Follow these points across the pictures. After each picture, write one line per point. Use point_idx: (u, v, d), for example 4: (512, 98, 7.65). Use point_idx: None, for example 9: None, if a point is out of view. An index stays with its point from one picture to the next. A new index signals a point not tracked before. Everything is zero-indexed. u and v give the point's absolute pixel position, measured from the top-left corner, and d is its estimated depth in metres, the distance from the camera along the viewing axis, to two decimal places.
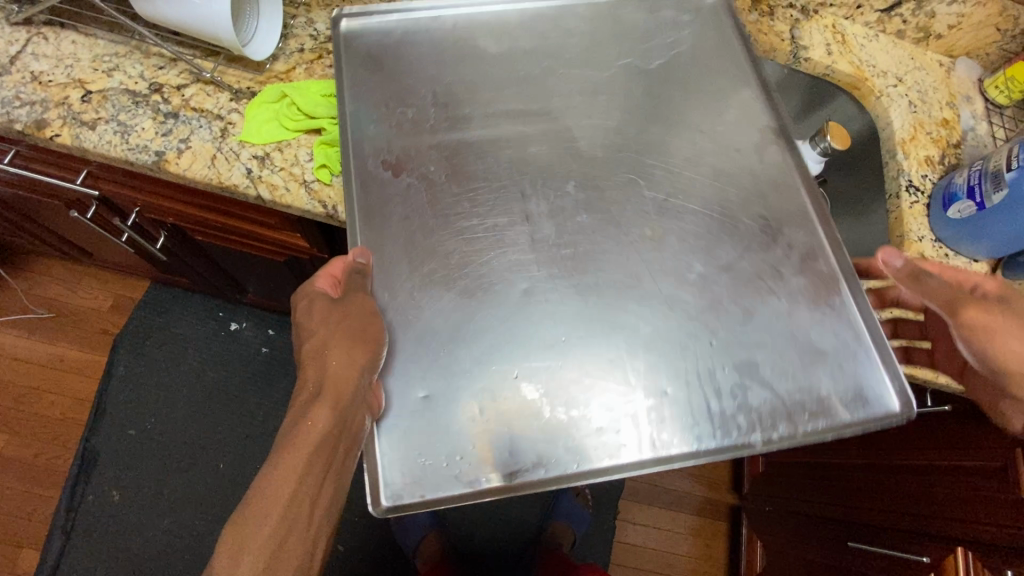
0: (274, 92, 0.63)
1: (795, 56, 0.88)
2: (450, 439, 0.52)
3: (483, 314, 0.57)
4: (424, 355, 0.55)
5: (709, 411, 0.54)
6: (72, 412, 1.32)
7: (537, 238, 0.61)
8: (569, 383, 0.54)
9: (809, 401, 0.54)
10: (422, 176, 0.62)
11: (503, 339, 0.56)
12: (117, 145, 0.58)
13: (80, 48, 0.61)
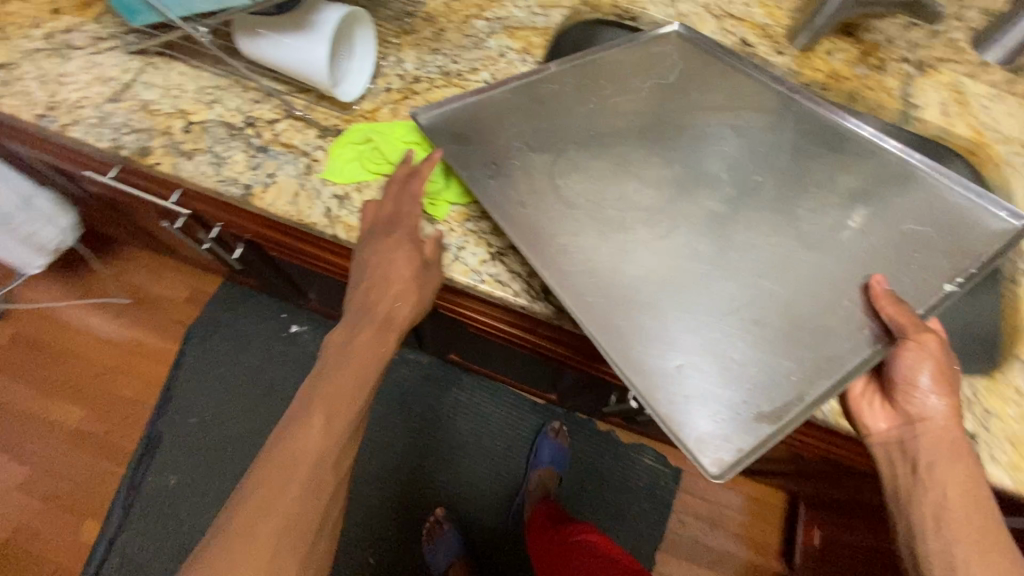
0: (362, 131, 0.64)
1: (905, 116, 0.79)
2: (694, 358, 0.55)
3: (656, 266, 0.59)
4: (617, 313, 0.56)
5: (856, 292, 0.59)
6: (143, 395, 1.40)
7: (593, 165, 0.65)
8: (759, 294, 0.59)
9: (944, 245, 0.62)
10: (497, 115, 0.66)
11: (686, 269, 0.60)
12: (210, 176, 0.61)
13: (186, 79, 0.65)
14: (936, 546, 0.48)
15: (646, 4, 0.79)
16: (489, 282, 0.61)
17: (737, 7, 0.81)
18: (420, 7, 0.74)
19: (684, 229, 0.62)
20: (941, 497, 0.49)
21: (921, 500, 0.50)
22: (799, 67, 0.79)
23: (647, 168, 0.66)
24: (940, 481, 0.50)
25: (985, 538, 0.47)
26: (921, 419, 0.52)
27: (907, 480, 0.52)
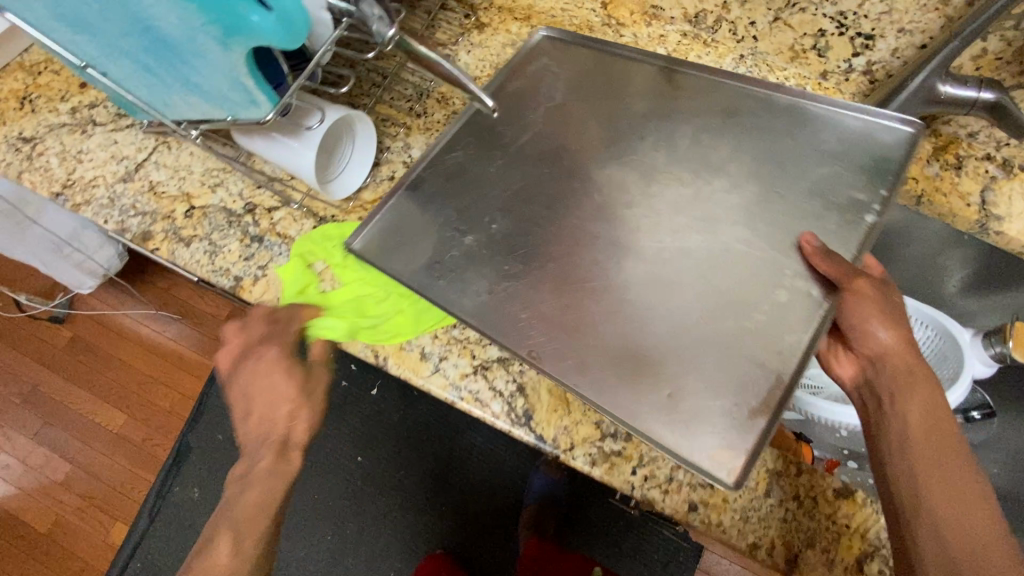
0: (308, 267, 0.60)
1: (984, 228, 0.67)
2: (680, 369, 0.55)
3: (597, 278, 0.60)
4: (576, 343, 0.57)
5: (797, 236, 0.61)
6: (178, 407, 1.47)
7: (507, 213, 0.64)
8: (729, 301, 0.59)
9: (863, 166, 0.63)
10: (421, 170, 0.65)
11: (656, 284, 0.60)
12: (204, 265, 0.61)
13: (195, 160, 0.65)
14: (940, 542, 0.42)
15: None
16: (468, 399, 0.57)
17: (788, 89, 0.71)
18: (435, 85, 0.71)
19: (609, 252, 0.61)
20: (938, 483, 0.44)
21: (921, 488, 0.44)
22: None
23: (564, 171, 0.66)
24: (938, 474, 0.44)
25: (985, 532, 0.42)
26: (902, 424, 0.48)
27: (890, 467, 0.47)
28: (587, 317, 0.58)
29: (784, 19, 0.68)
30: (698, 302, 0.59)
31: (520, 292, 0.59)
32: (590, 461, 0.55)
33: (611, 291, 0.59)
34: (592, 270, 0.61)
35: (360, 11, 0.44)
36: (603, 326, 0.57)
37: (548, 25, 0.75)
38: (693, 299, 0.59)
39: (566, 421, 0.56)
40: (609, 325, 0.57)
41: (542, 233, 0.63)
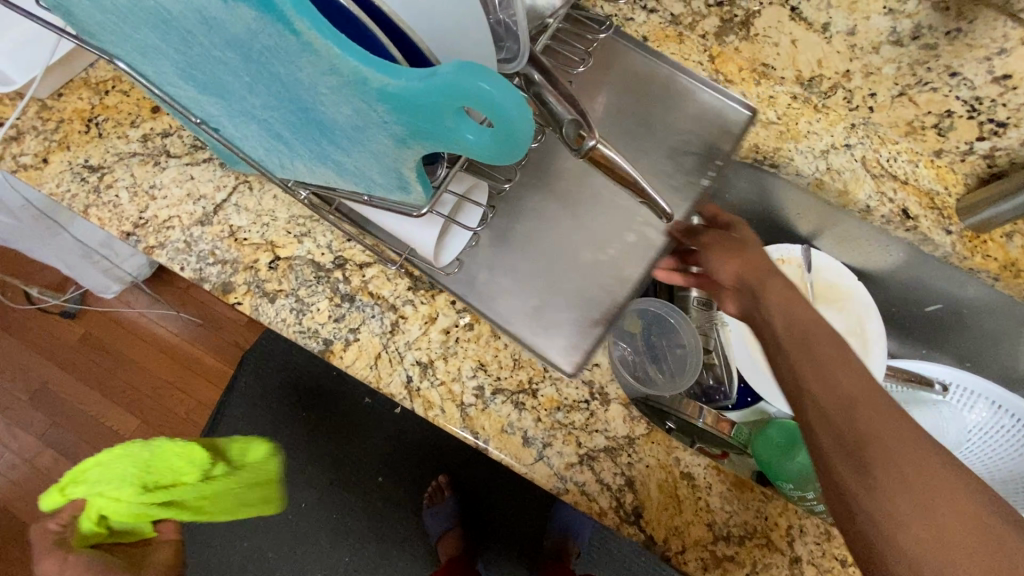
0: (128, 456, 0.44)
1: None
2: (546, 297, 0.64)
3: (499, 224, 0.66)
4: (467, 258, 0.63)
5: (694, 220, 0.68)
6: (192, 414, 1.41)
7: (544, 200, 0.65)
8: (570, 235, 0.67)
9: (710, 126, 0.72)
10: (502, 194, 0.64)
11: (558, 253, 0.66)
12: (291, 325, 0.56)
13: (279, 204, 0.60)
14: (837, 431, 0.40)
15: (793, 152, 0.69)
16: (574, 491, 0.54)
17: (901, 164, 0.69)
18: None
19: (551, 226, 0.67)
20: (834, 382, 0.42)
21: (811, 384, 0.43)
22: (969, 252, 0.67)
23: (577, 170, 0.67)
24: (826, 370, 0.43)
25: (883, 402, 0.40)
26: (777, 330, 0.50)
27: (782, 373, 0.46)
28: (521, 275, 0.64)
29: (910, 95, 0.64)
30: (541, 234, 0.67)
31: (494, 265, 0.64)
32: (702, 565, 0.53)
33: (540, 259, 0.66)
34: (534, 238, 0.66)
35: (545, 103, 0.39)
36: (538, 289, 0.64)
37: None
38: (537, 228, 0.67)
39: (678, 522, 0.54)
40: (508, 264, 0.64)
41: (516, 213, 0.67)
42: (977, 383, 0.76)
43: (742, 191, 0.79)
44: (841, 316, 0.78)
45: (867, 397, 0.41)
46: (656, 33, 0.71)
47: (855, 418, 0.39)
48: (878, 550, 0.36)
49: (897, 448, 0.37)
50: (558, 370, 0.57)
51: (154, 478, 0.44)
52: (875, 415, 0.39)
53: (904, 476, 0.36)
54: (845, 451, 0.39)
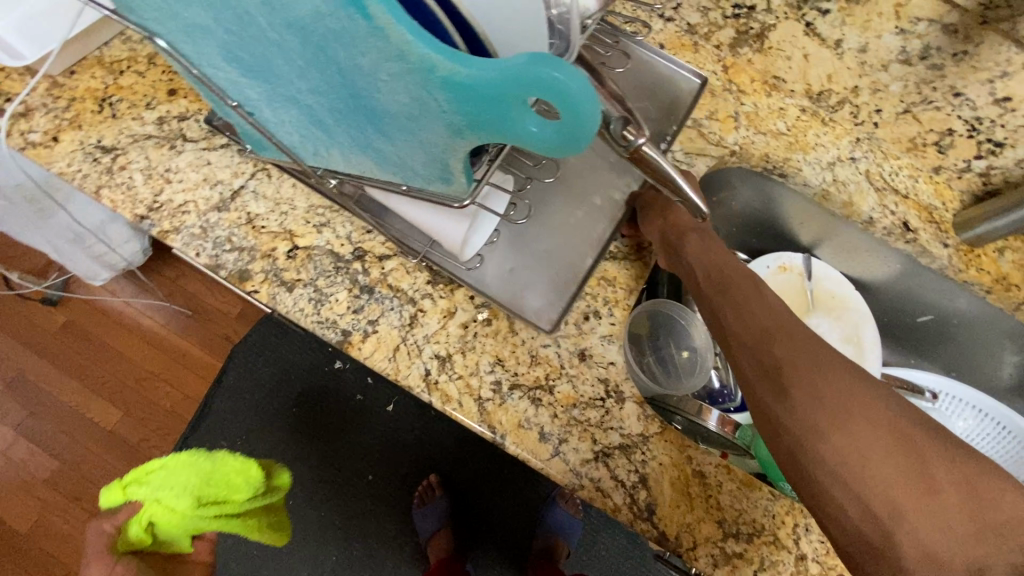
0: (193, 467, 0.51)
1: None
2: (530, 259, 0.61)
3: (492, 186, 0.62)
4: None
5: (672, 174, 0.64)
6: (178, 407, 1.38)
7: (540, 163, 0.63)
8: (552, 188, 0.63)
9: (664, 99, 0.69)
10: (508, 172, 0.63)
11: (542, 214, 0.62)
12: (309, 314, 0.56)
13: (298, 193, 0.59)
14: (759, 359, 0.51)
15: (801, 163, 0.71)
16: (589, 487, 0.54)
17: (902, 179, 0.71)
18: None
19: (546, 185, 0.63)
20: (755, 321, 0.53)
21: (732, 323, 0.54)
22: (965, 265, 0.70)
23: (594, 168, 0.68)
24: (740, 308, 0.55)
25: (789, 327, 0.53)
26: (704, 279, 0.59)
27: (721, 315, 0.56)
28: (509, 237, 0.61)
29: (914, 112, 0.68)
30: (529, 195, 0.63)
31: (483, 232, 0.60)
32: (712, 561, 0.54)
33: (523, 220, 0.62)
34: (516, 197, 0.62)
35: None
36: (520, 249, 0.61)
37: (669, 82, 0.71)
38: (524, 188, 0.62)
39: (689, 519, 0.55)
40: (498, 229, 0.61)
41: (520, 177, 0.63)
42: (967, 392, 0.78)
43: (748, 198, 0.81)
44: (840, 323, 0.81)
45: (784, 334, 0.52)
46: (672, 41, 0.73)
47: (777, 352, 0.50)
48: (803, 457, 0.46)
49: (806, 371, 0.48)
50: (574, 367, 0.58)
51: (211, 491, 0.52)
52: (794, 351, 0.50)
53: (821, 396, 0.47)
54: (767, 377, 0.50)
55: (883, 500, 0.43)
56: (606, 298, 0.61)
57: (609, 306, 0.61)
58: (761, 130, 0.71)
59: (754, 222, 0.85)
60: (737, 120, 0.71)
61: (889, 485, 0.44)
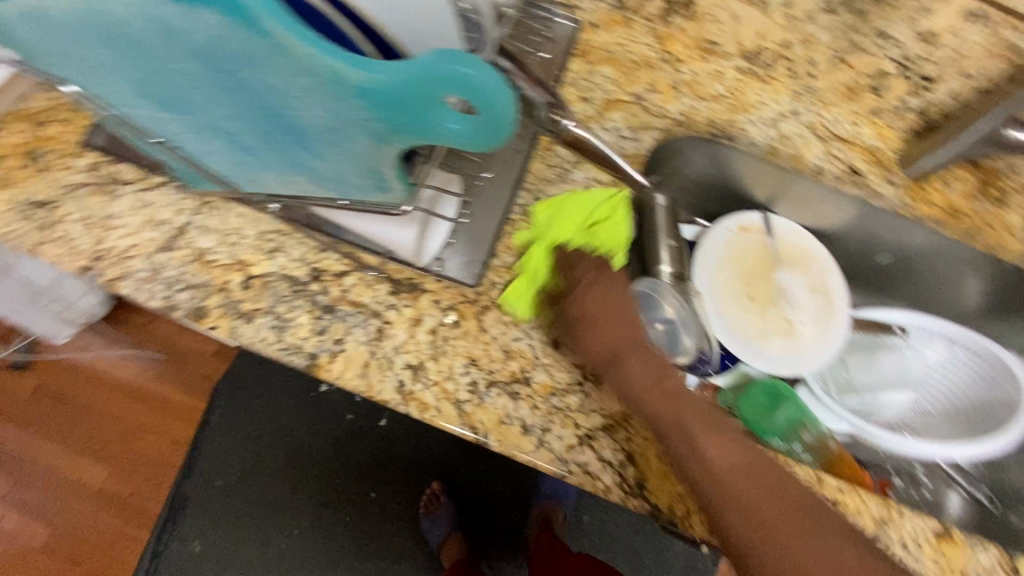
0: None
1: None
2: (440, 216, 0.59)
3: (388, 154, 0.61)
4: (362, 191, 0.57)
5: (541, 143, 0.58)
6: (167, 455, 1.35)
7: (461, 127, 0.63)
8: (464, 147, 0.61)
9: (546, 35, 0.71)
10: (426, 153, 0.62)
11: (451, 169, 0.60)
12: (273, 343, 0.55)
13: (246, 221, 0.58)
14: None
15: (745, 123, 0.72)
16: (579, 472, 0.54)
17: (845, 125, 0.73)
18: None
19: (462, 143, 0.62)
20: (597, 289, 0.58)
21: None
22: (914, 201, 0.72)
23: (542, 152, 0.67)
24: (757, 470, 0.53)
25: None
26: None
27: None
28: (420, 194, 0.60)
29: (846, 59, 0.70)
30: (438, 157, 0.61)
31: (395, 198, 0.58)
32: (707, 525, 0.54)
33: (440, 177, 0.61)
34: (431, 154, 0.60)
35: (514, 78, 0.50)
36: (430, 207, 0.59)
37: (606, 61, 0.72)
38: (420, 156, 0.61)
39: (679, 487, 0.55)
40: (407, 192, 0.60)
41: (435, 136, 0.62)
42: (931, 323, 0.80)
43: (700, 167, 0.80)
44: (806, 275, 0.82)
45: (713, 418, 0.56)
46: (603, 21, 0.73)
47: (686, 454, 0.53)
48: (694, 464, 0.53)
49: None
50: (549, 356, 0.58)
51: None
52: (679, 442, 0.54)
53: (617, 343, 0.56)
54: None
55: (698, 470, 0.53)
56: None
57: None
58: (701, 97, 0.72)
59: (705, 188, 0.85)
60: (677, 89, 0.72)
61: (688, 424, 0.54)
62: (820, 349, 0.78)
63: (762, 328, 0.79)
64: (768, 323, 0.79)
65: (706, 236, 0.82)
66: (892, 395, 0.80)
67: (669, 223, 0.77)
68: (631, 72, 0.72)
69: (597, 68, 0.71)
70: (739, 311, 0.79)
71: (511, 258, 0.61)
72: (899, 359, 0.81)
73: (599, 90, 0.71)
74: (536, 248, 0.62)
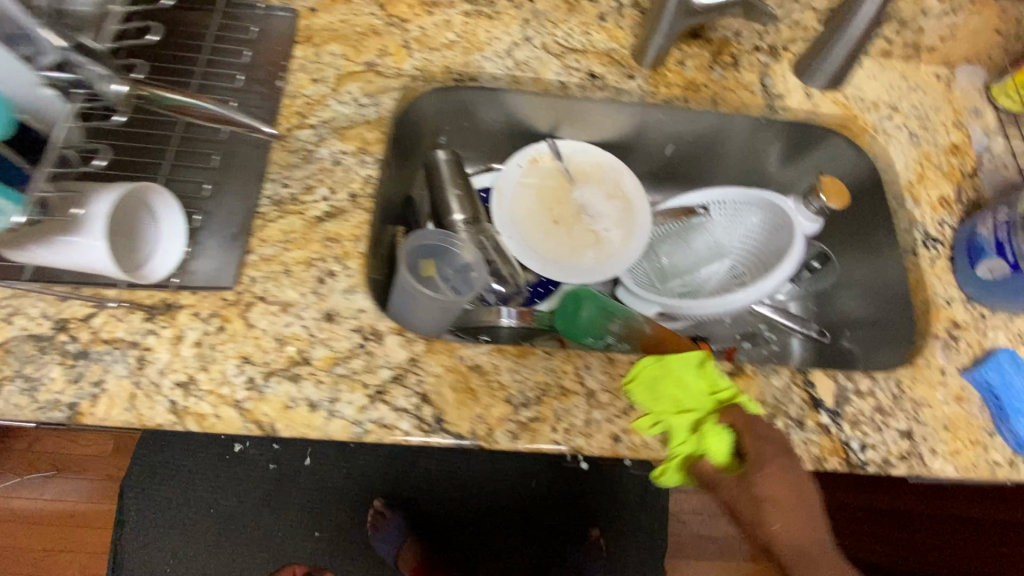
0: None
1: (771, 107, 0.76)
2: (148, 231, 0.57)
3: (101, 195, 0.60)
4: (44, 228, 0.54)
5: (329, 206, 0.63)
6: (92, 567, 1.29)
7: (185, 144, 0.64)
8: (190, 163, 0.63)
9: (256, 30, 0.70)
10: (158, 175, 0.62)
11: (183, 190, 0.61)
12: (26, 406, 0.53)
13: None
14: None
15: (480, 61, 0.73)
16: (375, 429, 0.55)
17: (577, 37, 0.76)
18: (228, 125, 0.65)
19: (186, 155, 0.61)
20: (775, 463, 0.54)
21: None
22: (655, 87, 0.75)
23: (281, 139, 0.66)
24: None
25: None
26: None
27: None
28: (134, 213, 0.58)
29: None
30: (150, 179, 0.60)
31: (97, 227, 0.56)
32: (512, 436, 0.56)
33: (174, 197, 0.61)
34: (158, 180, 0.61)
35: (77, 75, 0.51)
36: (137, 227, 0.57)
37: (332, 39, 0.72)
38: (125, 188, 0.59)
39: (479, 411, 0.56)
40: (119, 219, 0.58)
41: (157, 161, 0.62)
42: (725, 193, 0.84)
43: (481, 114, 0.82)
44: (601, 185, 0.86)
45: (802, 495, 0.53)
46: (321, 3, 0.74)
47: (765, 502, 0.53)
48: None
49: None
50: (324, 331, 0.58)
51: None
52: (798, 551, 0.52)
53: (785, 489, 0.53)
54: None
55: None
56: (334, 256, 0.61)
57: (340, 262, 0.61)
58: (433, 47, 0.73)
59: (483, 129, 0.85)
60: (408, 48, 0.73)
61: None
62: (628, 247, 0.82)
63: (572, 245, 0.82)
64: (577, 239, 0.83)
65: (498, 177, 0.84)
66: (711, 270, 0.85)
67: (453, 174, 0.80)
68: (358, 42, 0.72)
69: (323, 47, 0.71)
70: (545, 237, 0.82)
71: (267, 249, 0.61)
72: (704, 234, 0.86)
73: (328, 67, 0.70)
74: (292, 233, 0.61)
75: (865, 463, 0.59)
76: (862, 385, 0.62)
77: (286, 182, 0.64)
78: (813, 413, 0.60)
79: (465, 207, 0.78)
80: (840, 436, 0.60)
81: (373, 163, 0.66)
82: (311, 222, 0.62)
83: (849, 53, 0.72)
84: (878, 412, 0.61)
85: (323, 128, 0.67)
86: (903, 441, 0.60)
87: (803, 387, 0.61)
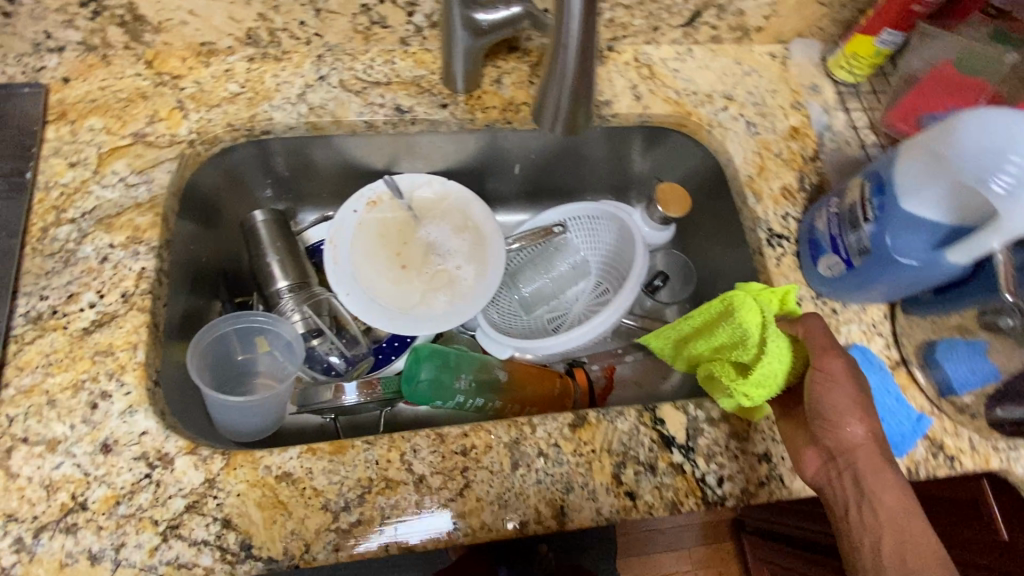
0: None
1: (599, 117, 0.73)
2: None
3: None
4: None
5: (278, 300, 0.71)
6: None
7: None
8: None
9: None
10: None
11: None
12: None
13: None
14: None
15: (270, 112, 0.66)
16: (170, 571, 0.48)
17: (378, 68, 0.69)
18: None
19: None
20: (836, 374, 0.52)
21: None
22: (472, 113, 0.69)
23: (35, 242, 0.57)
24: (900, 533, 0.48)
25: None
26: None
27: None
28: None
29: (324, 8, 0.65)
30: None
31: None
32: (332, 548, 0.50)
33: None
34: None
35: None
36: None
37: (91, 111, 0.63)
38: None
39: (291, 526, 0.50)
40: None
41: None
42: (577, 209, 0.80)
43: (312, 160, 0.74)
44: (448, 218, 0.79)
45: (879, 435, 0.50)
46: (75, 71, 0.64)
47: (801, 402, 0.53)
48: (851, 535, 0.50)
49: None
50: (101, 466, 0.50)
51: None
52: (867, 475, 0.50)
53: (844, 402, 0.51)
54: None
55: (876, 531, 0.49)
56: (108, 372, 0.53)
57: (117, 378, 0.53)
58: (212, 104, 0.65)
59: (304, 176, 0.76)
60: (182, 108, 0.64)
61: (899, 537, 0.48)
62: (480, 285, 0.76)
63: (423, 291, 0.75)
64: (426, 283, 0.76)
65: (331, 227, 0.76)
66: (575, 291, 0.82)
67: (274, 235, 0.72)
68: (123, 111, 0.63)
69: (80, 123, 0.62)
70: (390, 286, 0.75)
71: (25, 379, 0.52)
72: (566, 255, 0.81)
73: (89, 146, 0.61)
74: (55, 354, 0.53)
75: (723, 498, 0.56)
76: (714, 412, 0.59)
77: (44, 292, 0.55)
78: (664, 453, 0.57)
79: (289, 271, 0.71)
80: (695, 474, 0.56)
81: (145, 252, 0.58)
82: (77, 335, 0.54)
83: (574, 96, 0.62)
84: (733, 438, 0.58)
85: (86, 219, 0.58)
86: (760, 465, 0.57)
87: (652, 426, 0.58)
